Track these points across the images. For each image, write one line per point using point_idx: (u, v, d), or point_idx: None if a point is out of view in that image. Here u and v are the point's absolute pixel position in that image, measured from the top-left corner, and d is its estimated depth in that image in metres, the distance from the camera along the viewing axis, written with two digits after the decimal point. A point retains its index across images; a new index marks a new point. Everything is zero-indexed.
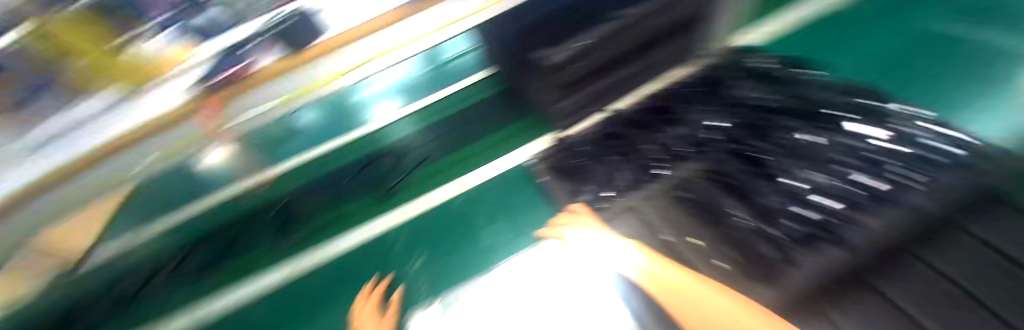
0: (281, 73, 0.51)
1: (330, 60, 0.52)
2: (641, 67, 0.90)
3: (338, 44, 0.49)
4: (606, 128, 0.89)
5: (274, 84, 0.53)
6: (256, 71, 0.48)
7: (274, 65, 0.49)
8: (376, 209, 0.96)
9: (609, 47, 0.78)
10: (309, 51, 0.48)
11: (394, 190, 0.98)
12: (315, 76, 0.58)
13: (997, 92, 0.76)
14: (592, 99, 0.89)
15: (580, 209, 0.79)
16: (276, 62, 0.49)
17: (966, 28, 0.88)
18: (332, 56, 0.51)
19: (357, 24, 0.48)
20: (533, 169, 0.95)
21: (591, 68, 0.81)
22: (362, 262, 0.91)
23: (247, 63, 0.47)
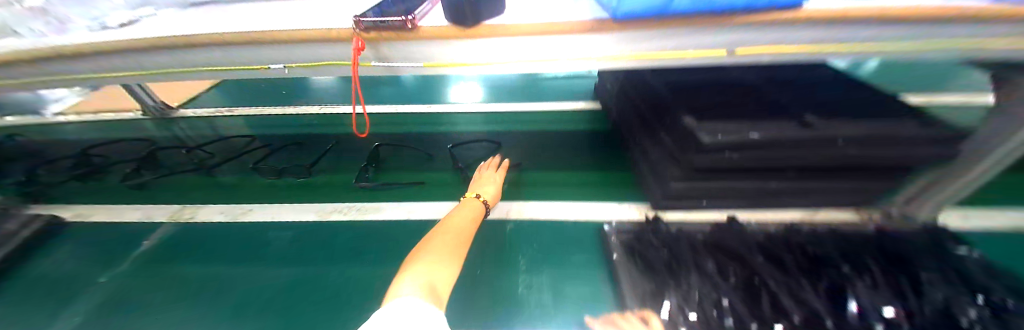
0: (432, 39, 0.54)
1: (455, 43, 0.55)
2: (787, 189, 0.77)
3: (477, 35, 0.53)
4: (716, 234, 0.72)
5: (411, 49, 0.56)
6: (413, 26, 0.52)
7: (431, 29, 0.52)
8: (437, 187, 1.02)
9: (775, 153, 0.68)
10: (455, 31, 0.52)
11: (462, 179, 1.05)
12: (438, 55, 0.57)
13: None
14: (712, 195, 0.79)
15: (653, 316, 0.56)
16: (436, 28, 0.52)
17: None
18: (459, 42, 0.54)
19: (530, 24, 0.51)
20: (607, 239, 0.78)
21: (738, 166, 0.71)
22: (387, 236, 0.85)
23: (411, 17, 0.51)
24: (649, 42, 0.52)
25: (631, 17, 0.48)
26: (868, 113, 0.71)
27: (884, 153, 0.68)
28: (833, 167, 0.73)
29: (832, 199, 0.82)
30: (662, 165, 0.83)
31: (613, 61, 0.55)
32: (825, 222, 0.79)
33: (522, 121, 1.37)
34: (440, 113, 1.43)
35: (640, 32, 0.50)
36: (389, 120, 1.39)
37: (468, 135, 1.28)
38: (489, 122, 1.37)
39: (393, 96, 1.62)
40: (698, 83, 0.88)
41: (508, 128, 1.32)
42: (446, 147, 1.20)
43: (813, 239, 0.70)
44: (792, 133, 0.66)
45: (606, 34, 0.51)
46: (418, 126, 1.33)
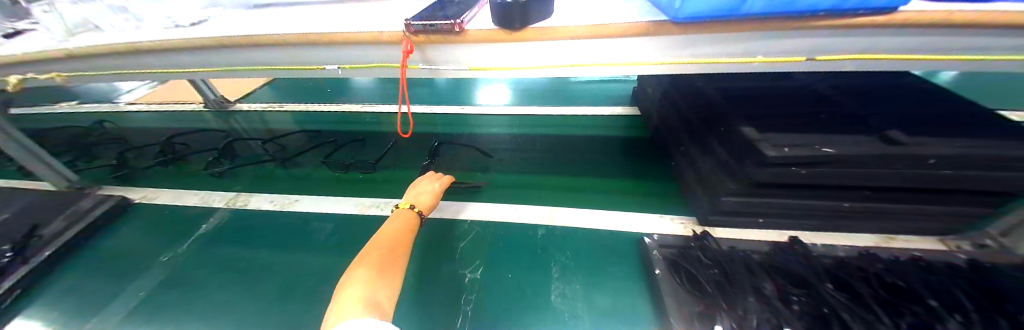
0: (475, 42, 0.53)
1: (497, 45, 0.54)
2: (856, 211, 0.70)
3: (523, 39, 0.52)
4: (776, 256, 0.65)
5: (454, 51, 0.56)
6: (459, 30, 0.52)
7: (480, 34, 0.52)
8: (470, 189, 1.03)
9: (848, 170, 0.62)
10: (502, 36, 0.52)
11: (495, 183, 1.05)
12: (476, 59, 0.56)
13: None
14: (767, 213, 0.73)
15: None
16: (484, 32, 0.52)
17: None
18: (502, 46, 0.54)
19: (583, 26, 0.49)
20: (648, 253, 0.74)
21: (801, 182, 0.65)
22: (422, 236, 0.86)
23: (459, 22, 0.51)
24: (710, 46, 0.48)
25: (698, 18, 0.45)
26: (957, 131, 0.63)
27: (988, 177, 0.60)
28: (918, 189, 0.64)
29: (915, 224, 0.72)
30: (711, 177, 0.78)
31: (673, 66, 0.52)
32: (902, 251, 0.70)
33: (555, 125, 1.36)
34: (472, 115, 1.45)
35: (701, 36, 0.47)
36: (424, 120, 1.42)
37: (500, 137, 1.27)
38: (517, 124, 1.37)
39: (427, 97, 1.66)
40: (756, 92, 0.82)
41: (539, 131, 1.31)
42: (480, 149, 1.20)
43: (893, 269, 0.62)
44: (870, 149, 0.59)
45: (662, 37, 0.49)
46: (452, 127, 1.35)
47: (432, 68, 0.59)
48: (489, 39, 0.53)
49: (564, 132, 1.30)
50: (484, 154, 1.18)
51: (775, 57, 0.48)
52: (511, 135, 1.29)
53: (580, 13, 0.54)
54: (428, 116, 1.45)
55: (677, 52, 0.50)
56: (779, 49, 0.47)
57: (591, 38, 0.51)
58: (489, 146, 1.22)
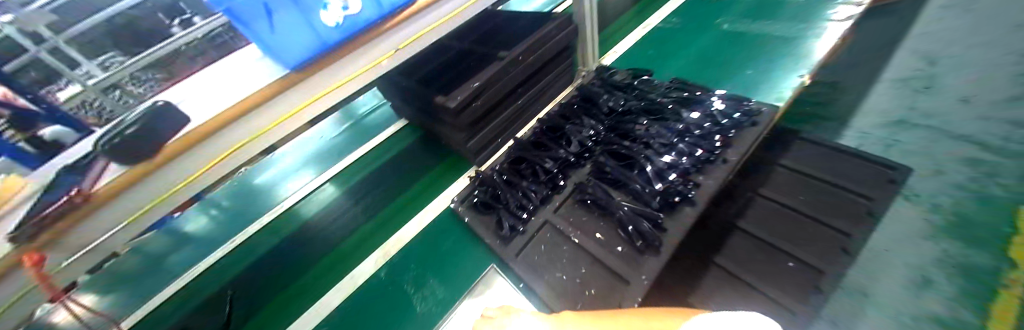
0: (126, 192, 0.44)
1: (181, 170, 0.49)
2: (529, 98, 1.01)
3: (193, 140, 0.47)
4: (511, 152, 0.94)
5: (116, 204, 0.44)
6: (81, 199, 0.41)
7: (110, 185, 0.43)
8: (290, 307, 0.82)
9: (499, 85, 0.89)
10: (147, 164, 0.44)
11: (313, 273, 0.88)
12: (171, 180, 0.48)
13: (765, 68, 1.10)
14: (496, 133, 0.97)
15: (508, 251, 0.75)
16: (118, 177, 0.43)
17: (737, 31, 1.26)
18: (189, 160, 0.48)
19: (220, 111, 0.49)
20: (457, 211, 0.89)
21: (488, 106, 0.89)
22: None
23: (77, 189, 0.42)
24: (349, 64, 0.61)
25: (307, 59, 0.54)
26: (528, 32, 0.99)
27: (553, 41, 0.96)
28: (542, 68, 0.98)
29: (564, 80, 1.10)
30: (454, 137, 0.96)
31: (341, 88, 0.63)
32: (567, 96, 1.07)
33: (326, 154, 1.26)
34: (250, 213, 1.12)
35: (326, 67, 0.57)
36: (188, 270, 0.97)
37: (309, 198, 1.09)
38: (301, 173, 1.20)
39: (148, 284, 0.97)
40: (427, 65, 1.01)
41: (327, 171, 1.17)
42: (299, 239, 0.98)
43: (554, 114, 0.98)
44: (496, 69, 0.86)
45: (306, 81, 0.56)
46: (237, 247, 1.01)
47: (96, 242, 0.47)
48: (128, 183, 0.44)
49: (352, 153, 1.21)
50: (277, 260, 0.94)
51: (391, 53, 0.67)
52: (299, 200, 1.08)
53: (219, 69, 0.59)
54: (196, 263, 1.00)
55: (329, 77, 0.59)
56: (380, 52, 0.64)
57: (246, 113, 0.51)
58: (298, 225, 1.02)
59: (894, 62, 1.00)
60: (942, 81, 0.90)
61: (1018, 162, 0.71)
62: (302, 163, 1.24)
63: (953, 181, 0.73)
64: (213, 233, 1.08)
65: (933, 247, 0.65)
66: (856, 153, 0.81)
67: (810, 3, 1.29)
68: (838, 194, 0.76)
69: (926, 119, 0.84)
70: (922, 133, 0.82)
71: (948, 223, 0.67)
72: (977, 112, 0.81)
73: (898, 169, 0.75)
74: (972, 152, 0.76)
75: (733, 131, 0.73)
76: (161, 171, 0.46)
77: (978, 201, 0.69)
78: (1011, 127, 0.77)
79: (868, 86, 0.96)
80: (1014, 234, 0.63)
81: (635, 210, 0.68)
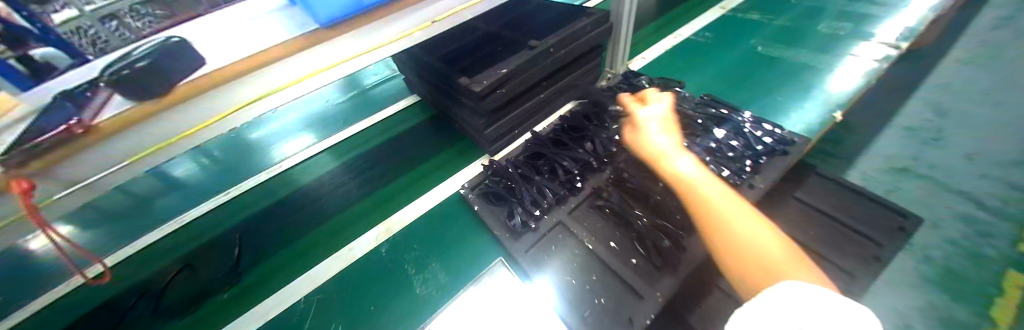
0: (126, 132, 0.40)
1: (196, 115, 0.44)
2: (553, 92, 0.98)
3: (208, 86, 0.43)
4: (527, 148, 0.91)
5: (115, 144, 0.40)
6: (81, 131, 0.37)
7: (111, 120, 0.39)
8: (279, 271, 0.80)
9: (526, 75, 0.86)
10: (139, 111, 0.40)
11: (307, 240, 0.85)
12: (177, 127, 0.44)
13: (794, 93, 1.06)
14: (515, 123, 0.94)
15: (518, 247, 0.74)
16: (120, 115, 0.39)
17: (768, 53, 1.23)
18: (201, 110, 0.44)
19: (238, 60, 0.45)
20: (467, 198, 0.87)
21: (511, 95, 0.86)
22: None
23: (76, 120, 0.37)
24: (383, 29, 0.57)
25: (338, 18, 0.52)
26: (560, 24, 0.96)
27: (586, 37, 0.92)
28: (570, 64, 0.95)
29: (587, 80, 1.07)
30: (471, 122, 0.93)
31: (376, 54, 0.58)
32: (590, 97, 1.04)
33: (331, 119, 1.22)
34: (245, 167, 1.08)
35: (361, 29, 0.54)
36: (176, 218, 0.94)
37: (306, 164, 1.05)
38: (301, 134, 1.17)
39: (133, 226, 0.94)
40: (451, 44, 0.97)
41: (330, 136, 1.14)
42: (294, 201, 0.95)
43: (576, 113, 0.96)
44: (526, 58, 0.83)
45: (338, 41, 0.52)
46: (229, 201, 0.98)
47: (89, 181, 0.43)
48: (132, 121, 0.40)
49: (357, 123, 1.18)
50: (269, 221, 0.91)
51: (426, 24, 0.62)
52: (300, 162, 1.06)
53: (240, 23, 0.57)
54: (185, 212, 0.96)
55: (363, 41, 0.55)
56: (418, 21, 0.60)
57: (267, 66, 0.46)
58: (289, 191, 0.98)
59: (907, 102, 0.96)
60: (949, 137, 0.86)
61: (1012, 226, 0.70)
62: (299, 124, 1.21)
63: (947, 237, 0.71)
64: (204, 182, 1.05)
65: (919, 295, 0.65)
66: (866, 193, 0.77)
67: (841, 35, 1.25)
68: (847, 234, 0.73)
69: (933, 170, 0.81)
70: (923, 185, 0.79)
71: (937, 275, 0.67)
72: (978, 170, 0.79)
73: (909, 218, 0.72)
74: (968, 210, 0.74)
75: (765, 157, 0.71)
76: (165, 115, 0.42)
77: (969, 257, 0.68)
78: (1008, 190, 0.75)
79: (879, 123, 0.93)
80: (1000, 295, 0.63)
81: (654, 225, 0.67)
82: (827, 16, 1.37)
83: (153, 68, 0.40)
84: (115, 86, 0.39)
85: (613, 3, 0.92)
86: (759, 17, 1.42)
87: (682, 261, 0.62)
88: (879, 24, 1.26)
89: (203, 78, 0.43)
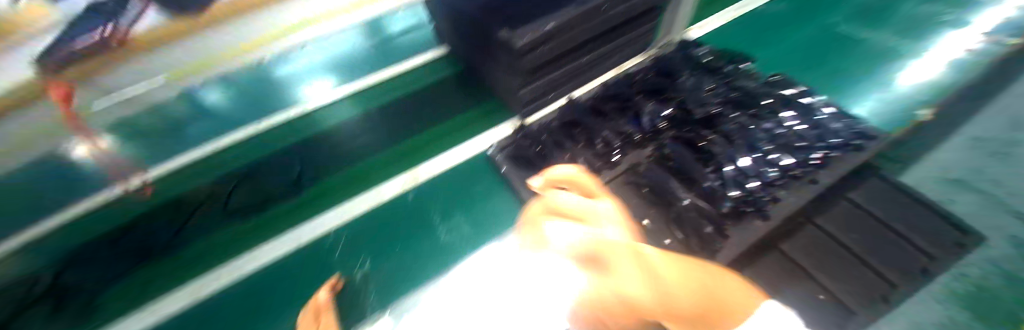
0: (166, 45, 0.32)
1: (246, 32, 0.36)
2: (598, 55, 0.89)
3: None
4: (562, 113, 0.85)
5: (160, 56, 0.33)
6: (117, 43, 0.30)
7: (151, 30, 0.30)
8: (303, 207, 0.82)
9: (573, 33, 0.78)
10: (178, 24, 0.31)
11: (329, 184, 0.86)
12: (225, 47, 0.36)
13: (872, 82, 0.94)
14: (552, 86, 0.88)
15: None
16: (160, 25, 0.31)
17: (848, 33, 1.07)
18: (250, 25, 0.36)
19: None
20: (494, 159, 0.84)
21: (554, 53, 0.79)
22: (282, 286, 0.71)
23: (111, 24, 0.29)
24: None
25: None
26: None
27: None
28: (623, 24, 0.85)
29: (636, 47, 0.97)
30: (506, 80, 0.86)
31: None
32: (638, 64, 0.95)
33: (359, 64, 1.17)
34: (275, 104, 1.06)
35: None
36: (206, 144, 0.94)
37: (329, 107, 1.03)
38: (324, 75, 1.13)
39: (165, 147, 0.94)
40: None
41: (355, 80, 1.11)
42: (318, 143, 0.94)
43: (621, 80, 0.88)
44: (577, 11, 0.74)
45: None
46: (256, 133, 0.97)
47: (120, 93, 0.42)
48: (172, 33, 0.32)
49: (382, 70, 1.13)
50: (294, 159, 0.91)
51: None
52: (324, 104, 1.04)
53: None
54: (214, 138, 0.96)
55: None
56: None
57: None
58: (312, 134, 0.97)
59: (987, 110, 0.86)
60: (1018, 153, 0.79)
61: None
62: (321, 64, 1.16)
63: (990, 259, 0.67)
64: (237, 115, 1.03)
65: (941, 310, 0.62)
66: (922, 200, 0.70)
67: (935, 21, 1.08)
68: (895, 242, 0.66)
69: (988, 187, 0.75)
70: (972, 200, 0.74)
71: (966, 294, 0.64)
72: None
73: (970, 234, 0.65)
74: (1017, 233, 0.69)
75: (834, 152, 0.64)
76: (204, 34, 0.33)
77: (1003, 279, 0.65)
78: None
79: (953, 130, 0.83)
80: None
81: (696, 208, 0.63)
82: None
83: None
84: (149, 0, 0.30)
85: None
86: None
87: (720, 248, 0.58)
88: (981, 13, 1.09)
89: None
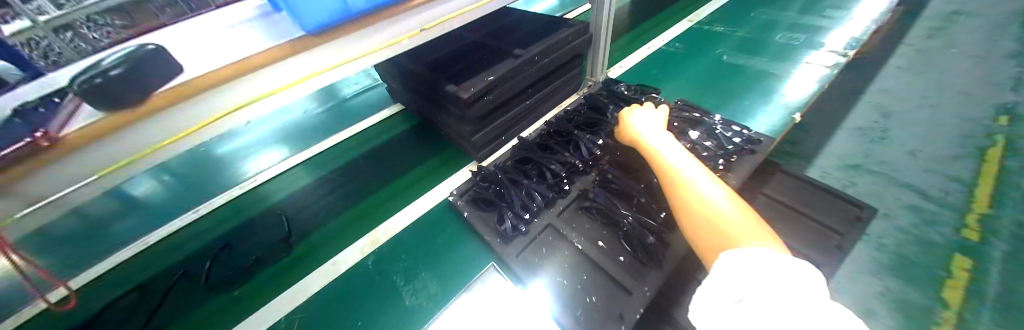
0: (115, 134, 0.39)
1: (200, 110, 0.44)
2: (538, 99, 1.01)
3: (218, 82, 0.43)
4: (515, 152, 0.93)
5: (117, 139, 0.39)
6: (48, 145, 0.35)
7: (81, 130, 0.36)
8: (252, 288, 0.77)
9: (513, 82, 0.88)
10: (151, 101, 0.39)
11: (283, 261, 0.81)
12: (185, 120, 0.43)
13: (760, 98, 1.14)
14: (501, 130, 0.96)
15: (511, 250, 0.75)
16: (94, 123, 0.37)
17: (734, 63, 1.31)
18: (198, 108, 0.43)
19: (224, 65, 0.43)
20: (455, 205, 0.86)
21: (499, 101, 0.88)
22: None
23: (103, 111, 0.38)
24: (373, 36, 0.57)
25: (327, 24, 0.51)
26: (540, 35, 0.99)
27: (567, 47, 0.97)
28: (554, 72, 0.99)
29: (572, 86, 1.12)
30: (459, 129, 0.93)
31: (376, 54, 0.59)
32: (572, 103, 1.09)
33: (305, 131, 1.19)
34: (212, 185, 1.03)
35: (353, 35, 0.54)
36: (140, 239, 0.88)
37: (278, 180, 1.02)
38: (272, 149, 1.13)
39: (91, 250, 0.87)
40: (439, 53, 0.98)
41: (305, 149, 1.11)
42: (270, 219, 0.91)
43: (561, 118, 1.00)
44: (512, 65, 0.85)
45: (329, 46, 0.52)
46: (200, 220, 0.92)
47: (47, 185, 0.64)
48: (104, 131, 0.38)
49: (339, 132, 1.16)
50: (244, 239, 0.86)
51: (414, 32, 0.63)
52: (271, 178, 1.03)
53: (210, 31, 0.55)
54: (149, 233, 0.90)
55: (355, 48, 0.56)
56: (412, 26, 0.62)
57: (271, 64, 0.47)
58: (267, 205, 0.95)
59: (855, 108, 1.06)
60: (894, 135, 0.96)
61: (955, 214, 0.78)
62: (270, 138, 1.17)
63: (898, 226, 0.78)
64: (170, 205, 0.98)
65: (879, 282, 0.70)
66: (826, 188, 0.84)
67: (794, 45, 1.37)
68: (811, 226, 0.77)
69: (879, 167, 0.89)
70: (873, 178, 0.87)
71: (892, 262, 0.72)
72: (920, 164, 0.88)
73: (864, 208, 0.79)
74: (919, 201, 0.81)
75: (735, 156, 0.77)
76: (135, 127, 0.40)
77: (918, 243, 0.75)
78: (948, 181, 0.84)
79: (834, 126, 1.01)
80: (948, 276, 0.69)
81: (640, 222, 0.71)
82: (780, 28, 1.49)
83: (130, 73, 0.38)
84: (84, 95, 0.37)
85: (591, 13, 0.97)
86: (724, 29, 1.53)
87: (667, 256, 0.65)
88: (827, 35, 1.39)
89: (228, 67, 0.43)
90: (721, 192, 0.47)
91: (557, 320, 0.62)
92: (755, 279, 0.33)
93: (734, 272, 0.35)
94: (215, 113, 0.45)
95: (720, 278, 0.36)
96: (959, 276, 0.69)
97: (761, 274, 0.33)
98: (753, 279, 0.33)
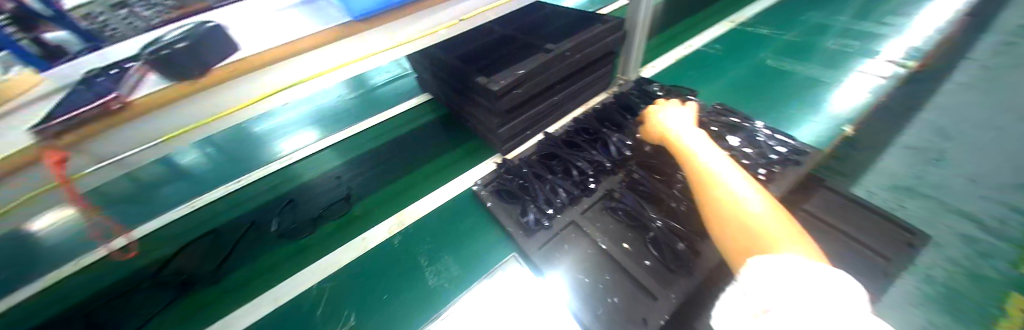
0: (174, 104, 0.40)
1: (250, 86, 0.45)
2: (566, 95, 0.99)
3: (272, 58, 0.45)
4: (541, 148, 0.92)
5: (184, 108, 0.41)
6: (119, 107, 0.37)
7: (146, 98, 0.38)
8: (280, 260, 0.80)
9: (543, 77, 0.87)
10: (214, 76, 0.41)
11: (311, 235, 0.84)
12: (236, 98, 0.45)
13: (805, 106, 1.08)
14: (526, 125, 0.96)
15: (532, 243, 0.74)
16: (156, 93, 0.39)
17: (778, 67, 1.25)
18: (253, 84, 0.45)
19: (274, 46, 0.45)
20: (478, 195, 0.87)
21: (528, 95, 0.88)
22: None
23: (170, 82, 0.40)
24: (415, 23, 0.58)
25: (372, 11, 0.52)
26: (573, 30, 0.97)
27: (601, 43, 0.95)
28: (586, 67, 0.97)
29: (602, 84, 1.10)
30: (485, 121, 0.93)
31: (414, 43, 0.60)
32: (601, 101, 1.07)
33: (337, 115, 1.23)
34: (250, 161, 1.08)
35: (397, 21, 0.55)
36: (184, 205, 0.94)
37: (309, 160, 1.06)
38: (306, 130, 1.17)
39: (140, 211, 0.94)
40: (471, 44, 0.98)
41: (336, 133, 1.15)
42: (299, 196, 0.94)
43: (589, 116, 0.98)
44: (543, 59, 0.84)
45: (375, 31, 0.53)
46: (236, 192, 0.97)
47: None
48: (167, 101, 0.39)
49: (368, 118, 1.19)
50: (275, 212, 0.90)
51: (451, 22, 0.63)
52: (302, 158, 1.06)
53: (260, 12, 0.58)
54: (191, 200, 0.95)
55: (399, 33, 0.57)
56: (450, 16, 0.62)
57: (323, 46, 0.48)
58: (297, 183, 0.99)
59: (908, 124, 0.98)
60: (950, 157, 0.88)
61: (1016, 248, 0.71)
62: (305, 119, 1.22)
63: (948, 255, 0.72)
64: (212, 176, 1.03)
65: (921, 313, 0.65)
66: (876, 209, 0.77)
67: (845, 52, 1.28)
68: (850, 245, 0.72)
69: (931, 190, 0.82)
70: (923, 202, 0.81)
71: (939, 294, 0.67)
72: (979, 190, 0.81)
73: (917, 234, 0.72)
74: (973, 230, 0.75)
75: (778, 166, 0.73)
76: (190, 100, 0.41)
77: (969, 276, 0.69)
78: (1010, 211, 0.77)
79: (883, 143, 0.94)
80: (1003, 315, 0.63)
81: (668, 227, 0.68)
82: (832, 33, 1.40)
83: (190, 49, 0.40)
84: (153, 65, 0.40)
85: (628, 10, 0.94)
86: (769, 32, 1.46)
87: (696, 265, 0.63)
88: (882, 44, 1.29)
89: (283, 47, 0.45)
90: (755, 199, 0.43)
91: (575, 317, 0.62)
92: (789, 285, 0.31)
93: (762, 277, 0.33)
94: (265, 91, 0.47)
95: (750, 284, 0.34)
96: (1016, 315, 0.63)
97: (795, 280, 0.31)
98: (785, 284, 0.31)
